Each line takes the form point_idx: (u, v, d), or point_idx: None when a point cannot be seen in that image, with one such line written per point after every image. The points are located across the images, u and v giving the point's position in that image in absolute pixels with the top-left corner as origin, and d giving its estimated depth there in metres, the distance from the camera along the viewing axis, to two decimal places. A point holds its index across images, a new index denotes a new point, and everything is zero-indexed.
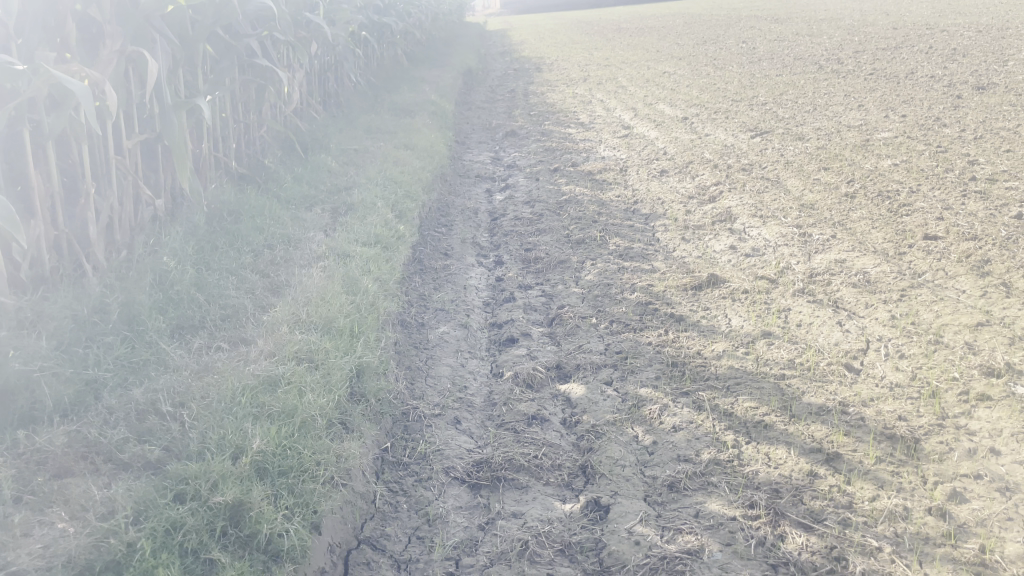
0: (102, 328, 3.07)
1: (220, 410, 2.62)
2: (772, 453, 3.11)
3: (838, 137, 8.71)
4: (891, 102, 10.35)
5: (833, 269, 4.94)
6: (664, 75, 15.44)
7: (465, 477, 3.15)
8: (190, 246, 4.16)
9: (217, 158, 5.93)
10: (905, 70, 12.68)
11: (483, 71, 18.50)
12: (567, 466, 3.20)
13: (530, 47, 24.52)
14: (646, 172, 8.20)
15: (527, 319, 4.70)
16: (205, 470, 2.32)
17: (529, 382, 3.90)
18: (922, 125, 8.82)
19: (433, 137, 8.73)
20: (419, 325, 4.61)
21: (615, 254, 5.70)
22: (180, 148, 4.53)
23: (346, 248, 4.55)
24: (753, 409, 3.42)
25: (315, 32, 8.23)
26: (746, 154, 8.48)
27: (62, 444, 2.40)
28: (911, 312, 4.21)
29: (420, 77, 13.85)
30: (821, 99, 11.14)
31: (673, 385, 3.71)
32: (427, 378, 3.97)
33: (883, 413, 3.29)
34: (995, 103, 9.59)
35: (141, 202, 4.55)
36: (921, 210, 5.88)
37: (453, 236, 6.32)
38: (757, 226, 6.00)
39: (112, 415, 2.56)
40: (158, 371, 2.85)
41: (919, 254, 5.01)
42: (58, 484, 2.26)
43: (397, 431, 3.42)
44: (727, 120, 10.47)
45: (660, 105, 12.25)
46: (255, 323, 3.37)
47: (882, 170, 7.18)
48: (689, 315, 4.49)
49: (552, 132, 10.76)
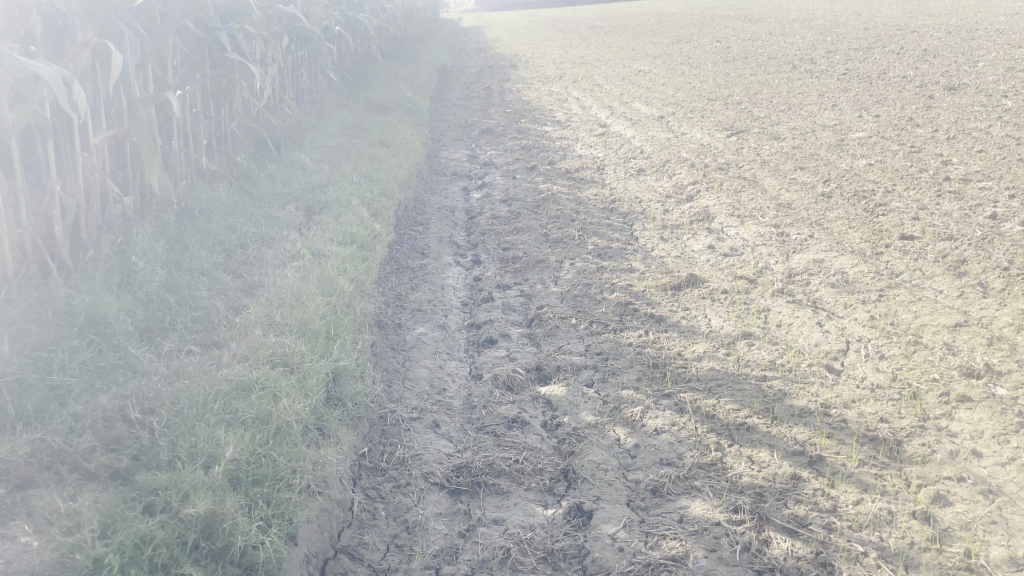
0: (67, 331, 2.95)
1: (191, 416, 2.53)
2: (755, 456, 3.08)
3: (814, 137, 8.75)
4: (864, 102, 10.43)
5: (812, 269, 4.94)
6: (640, 74, 15.45)
7: (444, 483, 3.09)
8: (160, 246, 4.04)
9: (188, 155, 5.78)
10: (877, 70, 12.79)
11: (458, 68, 18.42)
12: (548, 471, 3.15)
13: (504, 44, 24.43)
14: (623, 171, 8.18)
15: (506, 319, 4.65)
16: (176, 480, 2.23)
17: (509, 384, 3.85)
18: (896, 126, 8.89)
19: (409, 135, 8.64)
20: (396, 326, 4.53)
21: (593, 254, 5.66)
22: (149, 144, 4.41)
23: (322, 248, 4.45)
24: (735, 412, 3.39)
25: (288, 26, 8.09)
26: (723, 153, 8.48)
27: (25, 454, 2.28)
28: (890, 312, 4.21)
29: (395, 73, 13.73)
30: (796, 98, 11.19)
31: (654, 387, 3.68)
32: (404, 380, 3.90)
33: (865, 414, 3.27)
34: (966, 103, 9.70)
35: (109, 200, 4.42)
36: (897, 210, 5.91)
37: (429, 235, 6.24)
38: (735, 225, 6.00)
39: (78, 423, 2.45)
40: (127, 375, 2.74)
41: (896, 254, 5.03)
42: (20, 497, 2.16)
43: (375, 435, 3.35)
44: (703, 119, 10.49)
45: (636, 104, 12.26)
46: (228, 326, 3.27)
47: (857, 170, 7.21)
48: (669, 316, 4.46)
49: (528, 130, 10.71)
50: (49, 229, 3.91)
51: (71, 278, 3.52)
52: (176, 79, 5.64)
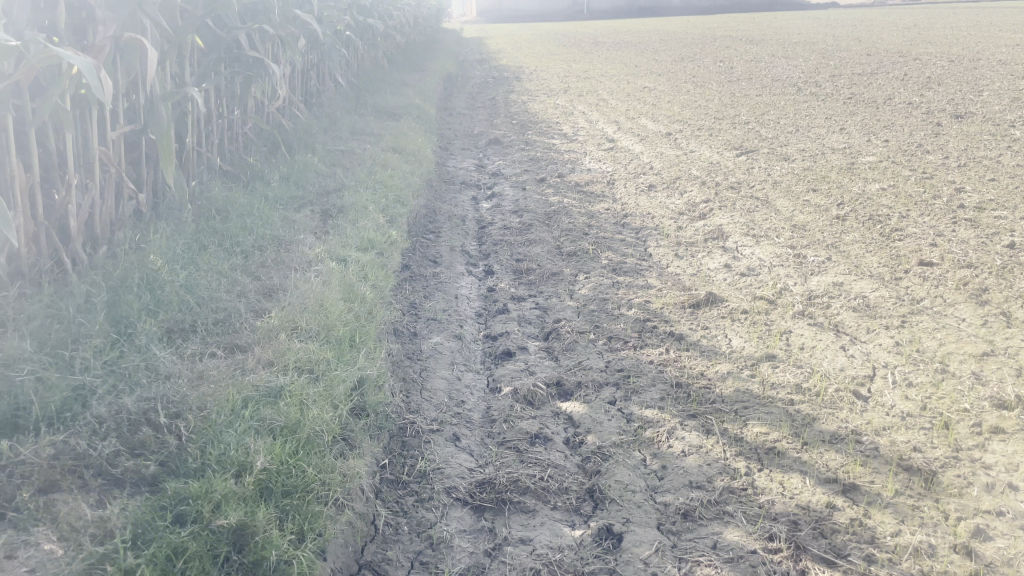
0: (88, 329, 2.87)
1: (219, 422, 2.45)
2: (786, 482, 3.03)
3: (823, 159, 8.74)
4: (872, 127, 10.45)
5: (832, 292, 4.89)
6: (645, 90, 15.46)
7: (467, 499, 3.01)
8: (179, 246, 3.97)
9: (201, 153, 5.71)
10: (883, 96, 12.84)
11: (462, 78, 18.39)
12: (574, 489, 3.07)
13: (509, 56, 24.42)
14: (634, 186, 8.13)
15: (522, 332, 4.57)
16: (206, 489, 2.15)
17: (529, 399, 3.78)
18: (906, 151, 8.89)
19: (419, 142, 8.58)
20: (411, 334, 4.46)
21: (608, 268, 5.59)
22: (168, 142, 4.34)
23: (340, 253, 4.38)
24: (764, 435, 3.33)
25: (302, 27, 8.03)
26: (733, 172, 8.45)
27: (48, 457, 2.19)
28: (915, 338, 4.16)
29: (402, 80, 13.67)
30: (803, 121, 11.20)
31: (679, 407, 3.60)
32: (422, 391, 3.81)
33: (897, 443, 3.23)
34: (975, 132, 9.71)
35: (124, 196, 4.35)
36: (914, 235, 5.89)
37: (441, 243, 6.17)
38: (750, 245, 5.95)
39: (102, 426, 2.36)
40: (150, 377, 2.66)
41: (916, 280, 4.99)
42: (45, 500, 2.07)
43: (394, 446, 3.26)
44: (711, 137, 10.47)
45: (643, 120, 12.24)
46: (251, 328, 3.19)
47: (870, 194, 7.19)
48: (689, 334, 4.40)
49: (536, 142, 10.66)
50: (64, 224, 3.83)
51: (89, 275, 3.44)
52: (193, 77, 5.57)
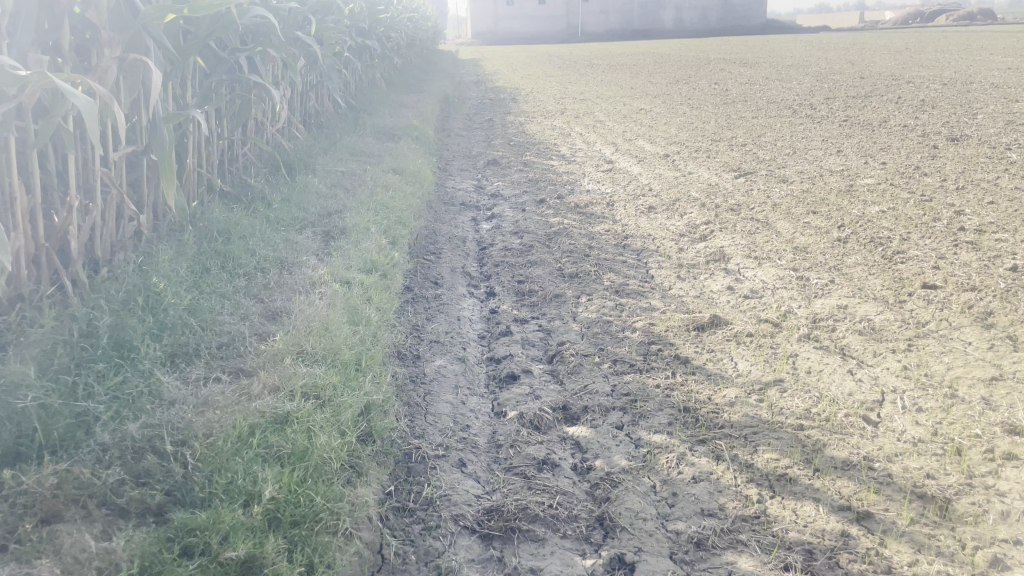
0: (91, 354, 2.82)
1: (226, 449, 2.40)
2: (799, 510, 2.99)
3: (822, 181, 8.75)
4: (869, 149, 10.49)
5: (837, 315, 4.87)
6: (641, 112, 15.52)
7: (475, 527, 2.95)
8: (182, 268, 3.92)
9: (201, 174, 5.68)
10: (878, 118, 12.91)
11: (459, 99, 18.45)
12: (583, 518, 3.02)
13: (504, 77, 24.53)
14: (634, 208, 8.12)
15: (526, 355, 4.53)
16: (214, 520, 2.10)
17: (535, 424, 3.73)
18: (904, 174, 8.91)
19: (419, 163, 8.58)
20: (414, 358, 4.41)
21: (610, 290, 5.56)
22: (169, 163, 4.31)
23: (344, 275, 4.34)
24: (775, 462, 3.30)
25: (303, 48, 8.04)
26: (732, 194, 8.46)
27: (51, 485, 2.13)
28: (922, 362, 4.14)
29: (400, 102, 13.70)
30: (800, 143, 11.24)
31: (688, 432, 3.56)
32: (426, 416, 3.76)
33: (910, 470, 3.19)
34: (971, 155, 9.76)
35: (124, 217, 4.31)
36: (916, 258, 5.88)
37: (443, 264, 6.14)
38: (752, 267, 5.94)
39: (106, 453, 2.31)
40: (154, 403, 2.61)
41: (920, 302, 4.98)
42: (48, 531, 2.02)
43: (400, 472, 3.20)
44: (709, 159, 10.49)
45: (640, 141, 12.27)
46: (256, 352, 3.14)
47: (870, 216, 7.19)
48: (695, 357, 4.36)
49: (534, 163, 10.66)
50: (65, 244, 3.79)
51: (92, 298, 3.39)
52: (195, 98, 5.55)
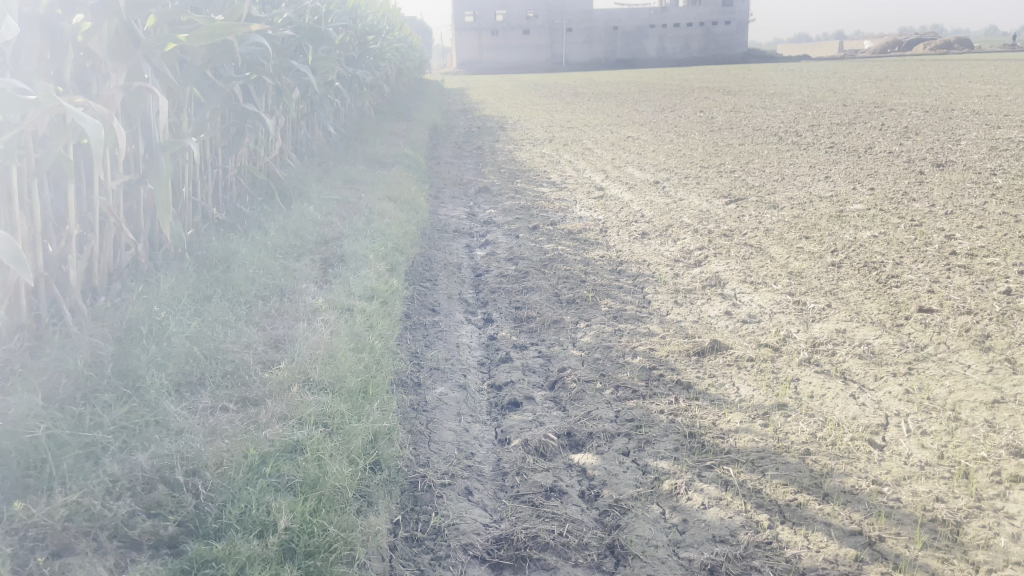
0: (96, 384, 2.78)
1: (238, 479, 2.36)
2: (811, 535, 2.98)
3: (812, 207, 8.83)
4: (856, 175, 10.61)
5: (836, 339, 4.89)
6: (629, 140, 15.64)
7: (485, 556, 2.91)
8: (182, 296, 3.89)
9: (196, 203, 5.67)
10: (864, 145, 13.08)
11: (448, 127, 18.55)
12: (594, 545, 2.99)
13: (491, 106, 24.71)
14: (627, 233, 8.15)
15: (527, 381, 4.51)
16: (230, 551, 2.07)
17: (540, 451, 3.70)
18: (892, 199, 9.01)
19: (412, 191, 8.60)
20: (415, 385, 4.38)
21: (609, 316, 5.56)
22: (167, 191, 4.29)
23: (345, 302, 4.33)
24: (784, 487, 3.29)
25: (298, 77, 8.09)
26: (724, 220, 8.51)
27: (61, 518, 2.09)
28: (924, 386, 4.15)
29: (390, 131, 13.76)
30: (787, 169, 11.36)
31: (694, 458, 3.55)
32: (430, 444, 3.73)
33: (919, 493, 3.19)
34: (958, 180, 9.88)
35: (121, 246, 4.28)
36: (910, 282, 5.93)
37: (439, 291, 6.13)
38: (749, 292, 5.96)
39: (116, 484, 2.27)
40: (162, 433, 2.57)
41: (917, 326, 5.01)
42: (60, 564, 1.97)
43: (407, 501, 3.16)
44: (699, 186, 10.57)
45: (630, 168, 12.36)
46: (261, 380, 3.11)
47: (862, 241, 7.26)
48: (697, 383, 4.35)
49: (525, 190, 10.71)
50: (63, 274, 3.75)
51: (93, 328, 3.35)
52: (191, 126, 5.56)
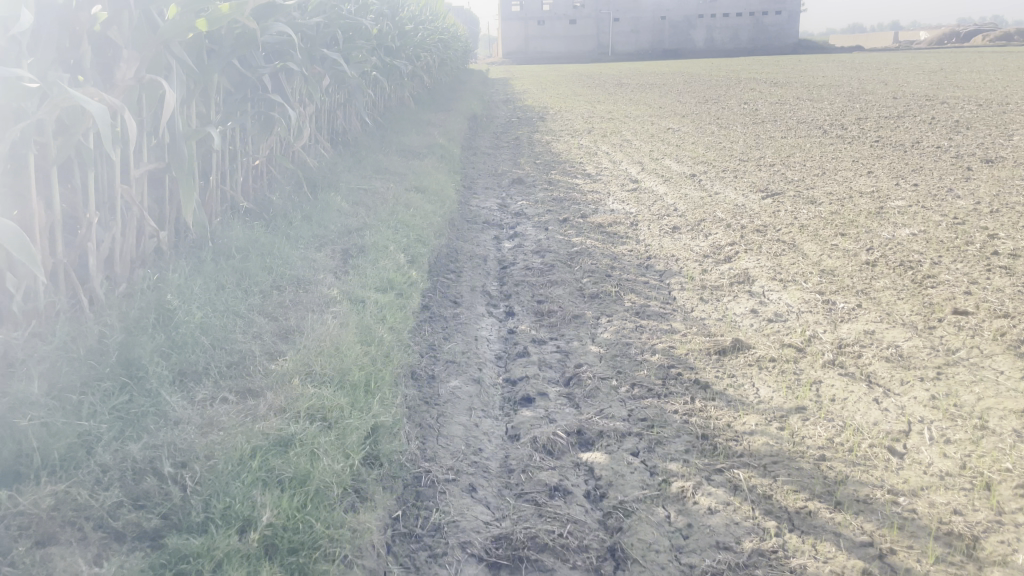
0: (98, 372, 2.84)
1: (226, 472, 2.37)
2: (819, 545, 2.89)
3: (851, 203, 8.60)
4: (900, 170, 10.30)
5: (863, 340, 4.74)
6: (668, 131, 15.42)
7: (483, 555, 2.88)
8: (196, 285, 3.93)
9: (224, 192, 5.73)
10: (910, 139, 12.70)
11: (487, 117, 18.51)
12: (594, 548, 2.94)
13: (532, 96, 24.55)
14: (658, 227, 8.03)
15: (542, 377, 4.45)
16: (208, 546, 2.08)
17: (548, 449, 3.64)
18: (935, 195, 8.73)
19: (443, 182, 8.60)
20: (429, 378, 4.36)
21: (631, 312, 5.48)
22: (188, 180, 4.34)
23: (360, 293, 4.33)
24: (795, 494, 3.19)
25: (329, 67, 8.13)
26: (759, 215, 8.34)
27: (48, 507, 2.13)
28: (951, 392, 3.99)
29: (426, 121, 13.78)
30: (829, 163, 11.08)
31: (705, 461, 3.46)
32: (438, 438, 3.70)
33: (936, 505, 3.07)
34: (1007, 177, 9.53)
35: (144, 233, 4.34)
36: (947, 282, 5.73)
37: (462, 283, 6.10)
38: (778, 290, 5.82)
39: (106, 475, 2.31)
40: (159, 423, 2.61)
41: (950, 329, 4.84)
42: (41, 554, 2.01)
43: (408, 496, 3.15)
44: (736, 179, 10.37)
45: (666, 160, 12.18)
46: (265, 371, 3.14)
47: (901, 238, 7.04)
48: (715, 383, 4.25)
49: (559, 182, 10.62)
50: (84, 261, 3.82)
51: (104, 316, 3.41)
52: (219, 115, 5.63)
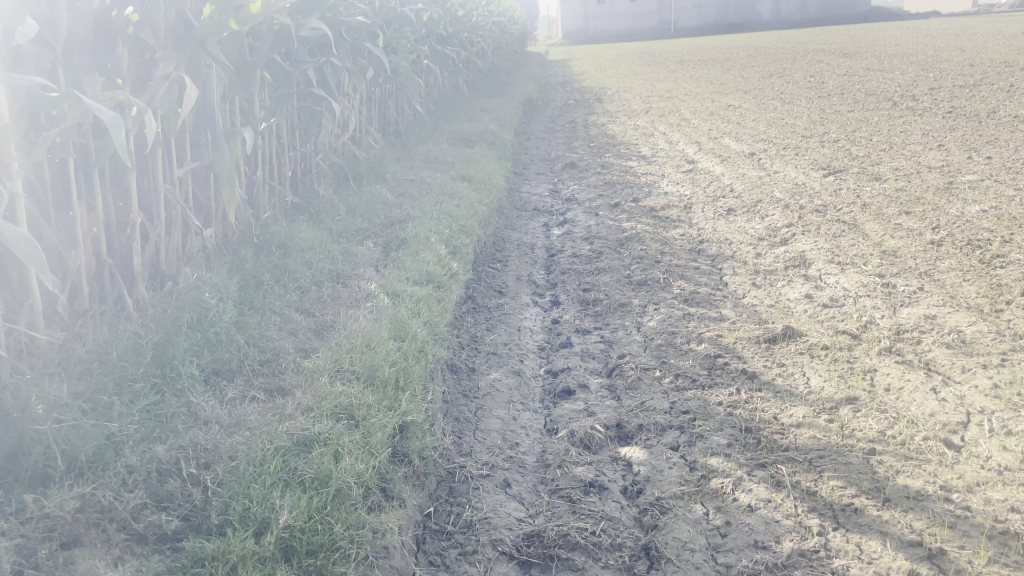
0: (131, 373, 3.00)
1: (246, 475, 2.49)
2: (864, 544, 2.76)
3: (918, 179, 8.20)
4: (973, 142, 9.79)
5: (923, 326, 4.50)
6: (729, 109, 15.00)
7: (514, 553, 2.84)
8: (235, 282, 4.00)
9: (272, 187, 5.82)
10: (986, 109, 12.06)
11: (544, 101, 18.35)
12: (628, 546, 2.87)
13: (591, 77, 24.22)
14: (712, 210, 7.82)
15: (584, 368, 4.38)
16: (224, 549, 2.21)
17: (586, 443, 3.57)
18: (1010, 168, 8.27)
19: (492, 169, 8.55)
20: (469, 370, 4.34)
21: (678, 299, 5.34)
22: (229, 179, 4.39)
23: (397, 287, 4.35)
24: (841, 490, 3.05)
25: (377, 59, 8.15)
26: (819, 194, 8.03)
27: (73, 510, 2.28)
28: (1016, 381, 3.76)
29: (480, 108, 13.75)
30: (897, 137, 10.60)
31: (747, 455, 3.34)
32: (475, 432, 3.68)
33: (993, 502, 2.90)
34: None
35: (190, 232, 4.42)
36: (1018, 262, 5.41)
37: (507, 273, 6.06)
38: (834, 273, 5.59)
39: (132, 476, 2.46)
40: (187, 423, 2.76)
41: (1018, 312, 4.57)
42: (65, 556, 2.15)
43: (442, 493, 3.16)
44: (797, 157, 10.02)
45: (725, 139, 11.85)
46: (296, 370, 3.24)
47: (970, 216, 6.69)
48: (763, 372, 4.11)
49: (613, 165, 10.46)
50: (129, 261, 3.91)
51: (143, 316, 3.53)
52: (263, 112, 5.69)
